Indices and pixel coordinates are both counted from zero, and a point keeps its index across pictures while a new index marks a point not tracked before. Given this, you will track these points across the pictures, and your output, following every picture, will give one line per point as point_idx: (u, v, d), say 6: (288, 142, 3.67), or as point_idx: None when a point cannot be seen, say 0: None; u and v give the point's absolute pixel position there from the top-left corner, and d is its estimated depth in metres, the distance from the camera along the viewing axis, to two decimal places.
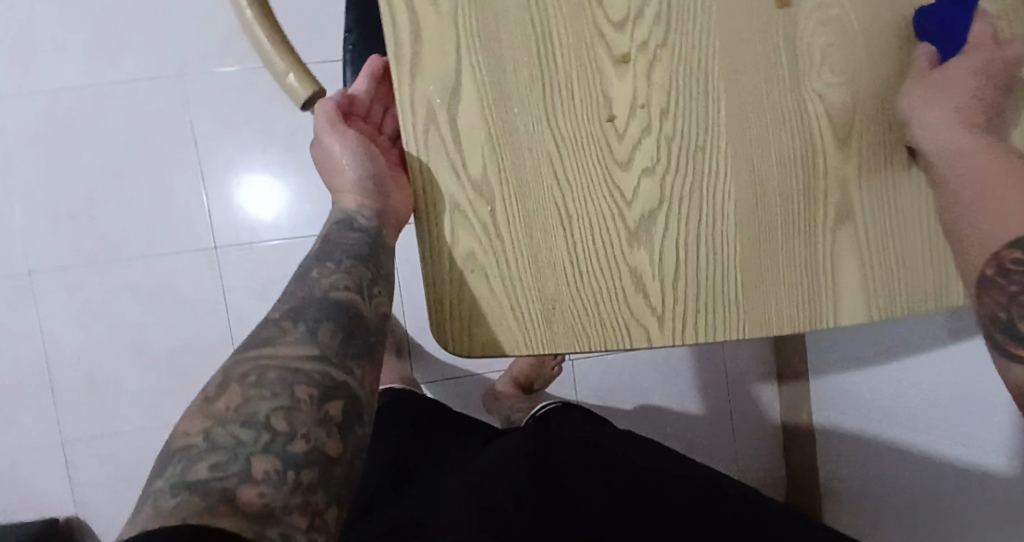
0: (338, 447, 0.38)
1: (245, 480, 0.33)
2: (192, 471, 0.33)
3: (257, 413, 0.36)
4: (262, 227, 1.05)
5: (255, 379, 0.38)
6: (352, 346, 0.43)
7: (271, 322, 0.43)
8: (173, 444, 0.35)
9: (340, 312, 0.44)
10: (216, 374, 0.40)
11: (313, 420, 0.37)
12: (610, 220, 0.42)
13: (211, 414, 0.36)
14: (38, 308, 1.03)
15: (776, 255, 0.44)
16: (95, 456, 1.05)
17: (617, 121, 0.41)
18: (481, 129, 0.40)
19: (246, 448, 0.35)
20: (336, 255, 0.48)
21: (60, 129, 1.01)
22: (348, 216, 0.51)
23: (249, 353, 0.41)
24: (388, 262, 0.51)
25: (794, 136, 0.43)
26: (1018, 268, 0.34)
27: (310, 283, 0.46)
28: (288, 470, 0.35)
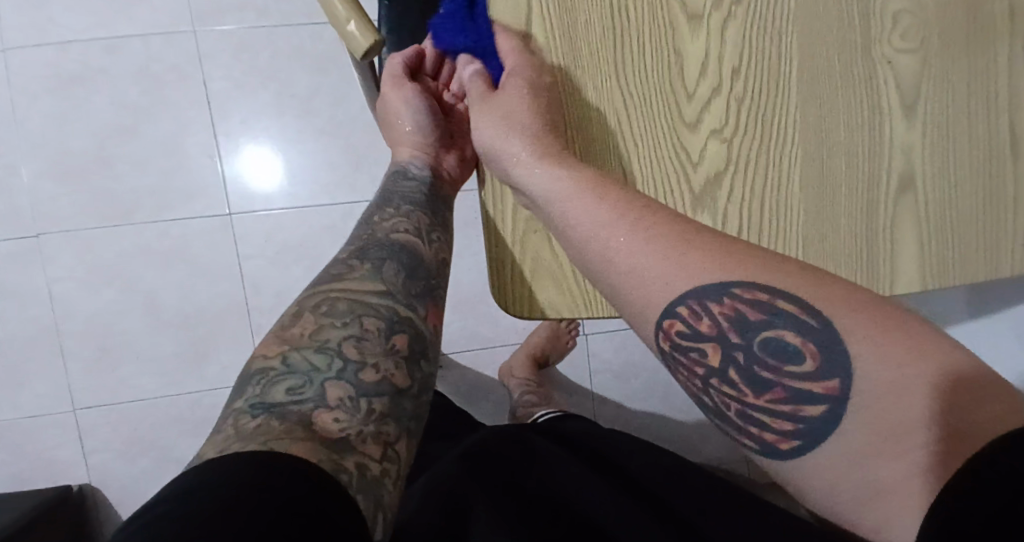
0: (405, 380, 0.39)
1: (321, 405, 0.34)
2: (271, 393, 0.35)
3: (329, 341, 0.38)
4: (275, 192, 1.03)
5: (327, 309, 0.40)
6: (415, 287, 0.45)
7: (339, 261, 0.45)
8: (253, 366, 0.37)
9: (402, 251, 0.46)
10: (291, 304, 0.42)
11: (380, 352, 0.39)
12: (676, 182, 0.41)
13: (288, 339, 0.38)
14: (48, 269, 1.01)
15: (840, 218, 0.43)
16: (107, 422, 1.04)
17: (687, 81, 0.41)
18: (551, 87, 0.40)
19: (321, 374, 0.36)
20: (398, 203, 0.52)
21: (69, 83, 0.98)
22: (401, 166, 0.57)
23: (321, 286, 0.43)
24: (443, 211, 0.55)
25: (862, 102, 0.43)
26: (691, 346, 0.32)
27: (372, 227, 0.49)
28: (360, 398, 0.36)
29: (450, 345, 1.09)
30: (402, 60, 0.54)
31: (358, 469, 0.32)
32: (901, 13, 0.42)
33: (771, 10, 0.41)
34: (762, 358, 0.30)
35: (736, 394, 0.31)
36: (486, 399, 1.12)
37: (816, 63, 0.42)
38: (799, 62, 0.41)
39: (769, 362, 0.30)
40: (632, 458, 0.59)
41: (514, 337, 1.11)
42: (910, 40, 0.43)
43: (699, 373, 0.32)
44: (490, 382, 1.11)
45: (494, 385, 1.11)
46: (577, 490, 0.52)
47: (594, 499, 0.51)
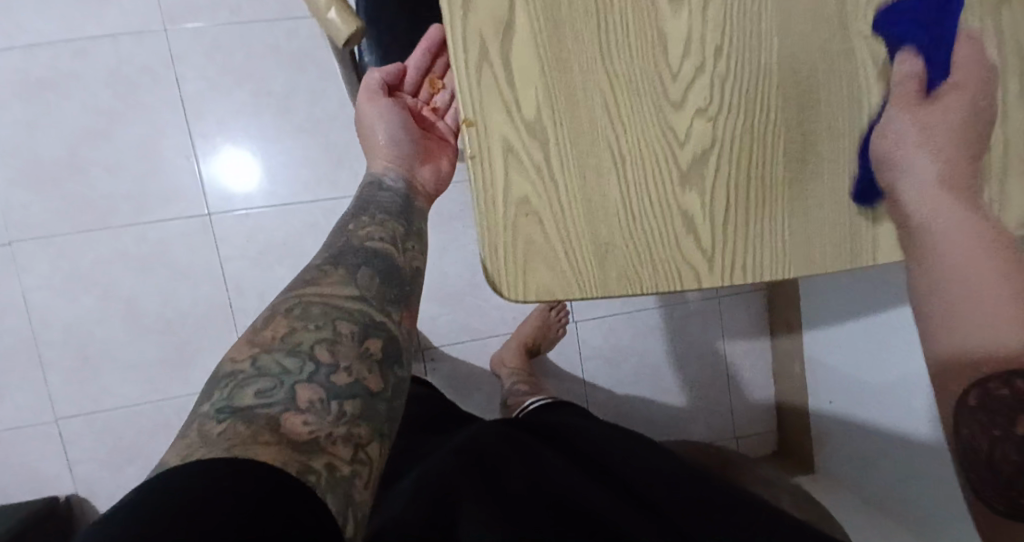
0: (379, 383, 0.38)
1: (291, 408, 0.34)
2: (239, 396, 0.34)
3: (301, 343, 0.37)
4: (254, 191, 1.02)
5: (300, 313, 0.39)
6: (389, 293, 0.44)
7: (312, 267, 0.45)
8: (222, 370, 0.36)
9: (376, 258, 0.46)
10: (263, 310, 0.41)
11: (353, 355, 0.38)
12: (663, 160, 0.42)
13: (258, 342, 0.37)
14: (23, 279, 0.98)
15: (823, 192, 0.44)
16: (92, 432, 1.02)
17: (671, 60, 0.41)
18: (537, 66, 0.40)
19: (291, 377, 0.35)
20: (374, 212, 0.51)
21: (37, 88, 0.95)
22: (377, 181, 0.55)
23: (293, 292, 0.42)
24: (420, 221, 0.54)
25: (842, 75, 0.43)
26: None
27: (347, 235, 0.48)
28: (331, 400, 0.35)
29: (440, 338, 1.09)
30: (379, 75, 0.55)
31: (328, 470, 0.31)
32: None
33: None
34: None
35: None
36: (478, 390, 1.12)
37: (795, 40, 0.42)
38: (779, 40, 0.42)
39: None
40: (625, 455, 0.59)
41: (504, 328, 1.11)
42: None
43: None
44: (481, 374, 1.11)
45: (486, 376, 1.11)
46: (583, 493, 0.52)
47: (599, 501, 0.51)
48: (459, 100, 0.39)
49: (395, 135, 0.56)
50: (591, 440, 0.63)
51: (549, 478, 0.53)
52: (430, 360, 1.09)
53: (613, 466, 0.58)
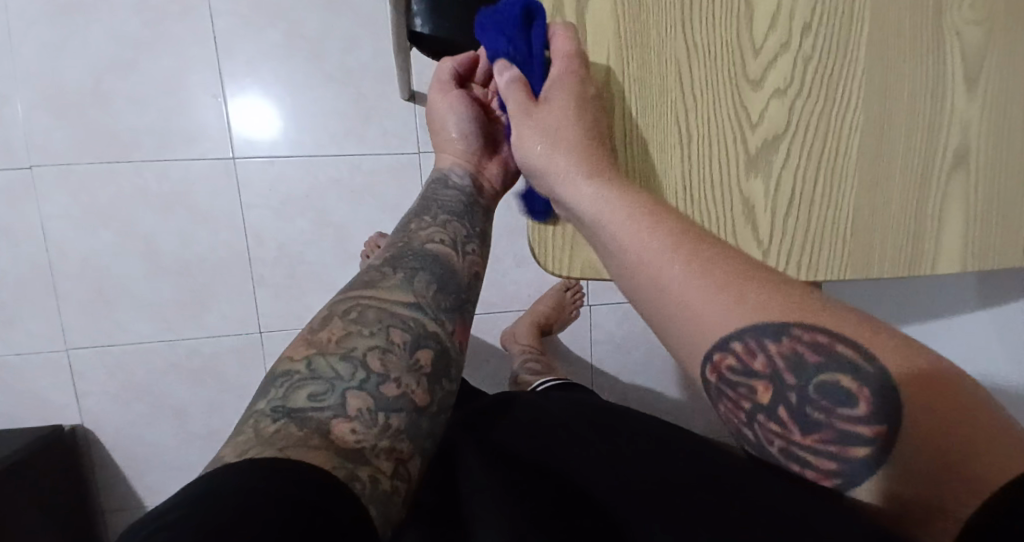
0: (425, 398, 0.40)
1: (341, 414, 0.36)
2: (293, 397, 0.36)
3: (355, 350, 0.39)
4: (280, 139, 0.99)
5: (356, 316, 0.41)
6: (444, 301, 0.45)
7: (373, 267, 0.47)
8: (278, 369, 0.39)
9: (435, 262, 0.47)
10: (322, 307, 0.44)
11: (403, 367, 0.40)
12: (731, 142, 0.39)
13: (314, 342, 0.40)
14: (41, 207, 0.97)
15: (890, 196, 0.42)
16: (101, 366, 1.03)
17: (755, 34, 0.38)
18: (611, 29, 0.37)
19: (343, 382, 0.37)
20: (437, 213, 0.54)
21: (65, 10, 0.92)
22: (444, 174, 0.60)
23: (352, 292, 0.44)
24: (481, 220, 0.56)
25: (928, 70, 0.41)
26: None
27: (410, 235, 0.51)
28: (379, 411, 0.37)
29: None
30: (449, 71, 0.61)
31: (371, 481, 0.33)
32: None
33: None
34: (815, 401, 0.28)
35: (781, 434, 0.29)
36: (487, 363, 1.11)
37: (889, 27, 0.40)
38: (870, 23, 0.39)
39: (823, 405, 0.28)
40: (642, 419, 0.56)
41: (518, 303, 1.09)
42: (980, 10, 0.41)
43: (745, 409, 0.31)
44: (491, 347, 1.11)
45: (496, 350, 1.11)
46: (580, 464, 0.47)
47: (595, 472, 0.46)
48: None
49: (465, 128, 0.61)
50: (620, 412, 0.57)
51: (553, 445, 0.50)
52: None
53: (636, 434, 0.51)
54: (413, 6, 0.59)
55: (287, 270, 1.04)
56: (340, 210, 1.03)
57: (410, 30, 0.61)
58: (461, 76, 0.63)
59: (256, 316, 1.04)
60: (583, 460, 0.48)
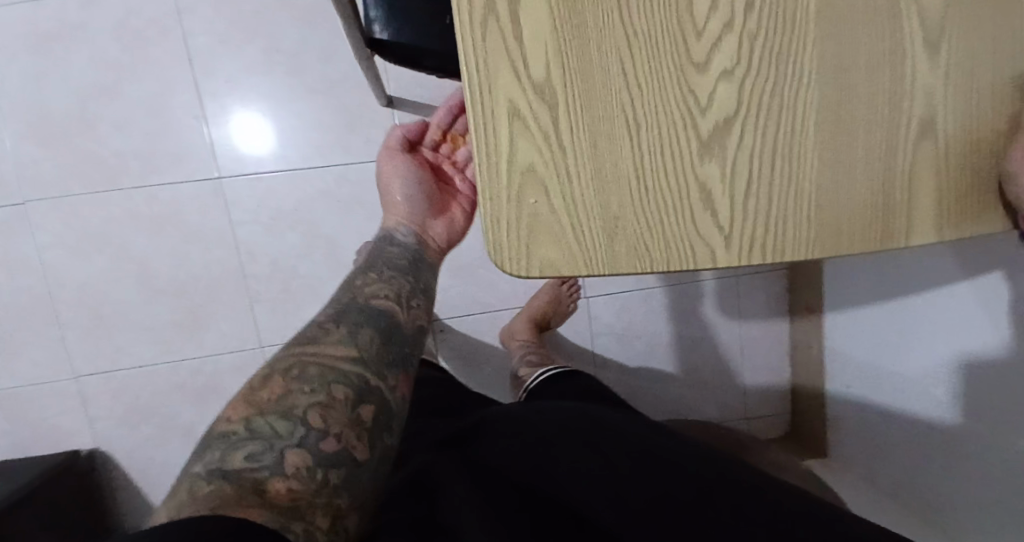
0: (365, 452, 0.45)
1: (277, 473, 0.40)
2: (231, 459, 0.40)
3: (295, 406, 0.44)
4: (265, 156, 1.00)
5: (297, 373, 0.47)
6: (387, 355, 0.52)
7: (316, 324, 0.53)
8: (215, 432, 0.43)
9: (379, 317, 0.55)
10: (264, 367, 0.49)
11: (344, 421, 0.45)
12: (682, 127, 0.38)
13: (255, 403, 0.44)
14: (37, 237, 0.99)
15: (856, 170, 0.40)
16: (109, 390, 1.04)
17: (696, 15, 0.37)
18: (547, 21, 0.36)
19: (281, 440, 0.42)
20: (382, 271, 0.60)
21: (44, 42, 0.94)
22: (389, 232, 0.66)
23: (297, 348, 0.50)
24: (425, 277, 0.63)
25: (884, 36, 0.39)
26: None
27: (355, 291, 0.57)
28: (317, 466, 0.42)
29: (450, 310, 1.08)
30: (399, 136, 0.70)
31: (306, 533, 0.37)
32: None
33: None
34: None
35: None
36: (488, 363, 1.11)
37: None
38: None
39: None
40: (622, 426, 0.56)
41: (514, 301, 1.09)
42: None
43: None
44: (490, 346, 1.10)
45: (495, 348, 1.10)
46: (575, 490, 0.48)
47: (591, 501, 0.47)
48: (462, 57, 0.36)
49: (409, 190, 0.68)
50: (608, 416, 0.58)
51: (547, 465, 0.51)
52: (439, 331, 1.08)
53: (624, 443, 0.52)
54: (371, 14, 0.61)
55: (282, 284, 1.04)
56: (327, 222, 1.03)
57: (370, 37, 0.62)
58: (410, 142, 0.71)
59: (255, 331, 1.05)
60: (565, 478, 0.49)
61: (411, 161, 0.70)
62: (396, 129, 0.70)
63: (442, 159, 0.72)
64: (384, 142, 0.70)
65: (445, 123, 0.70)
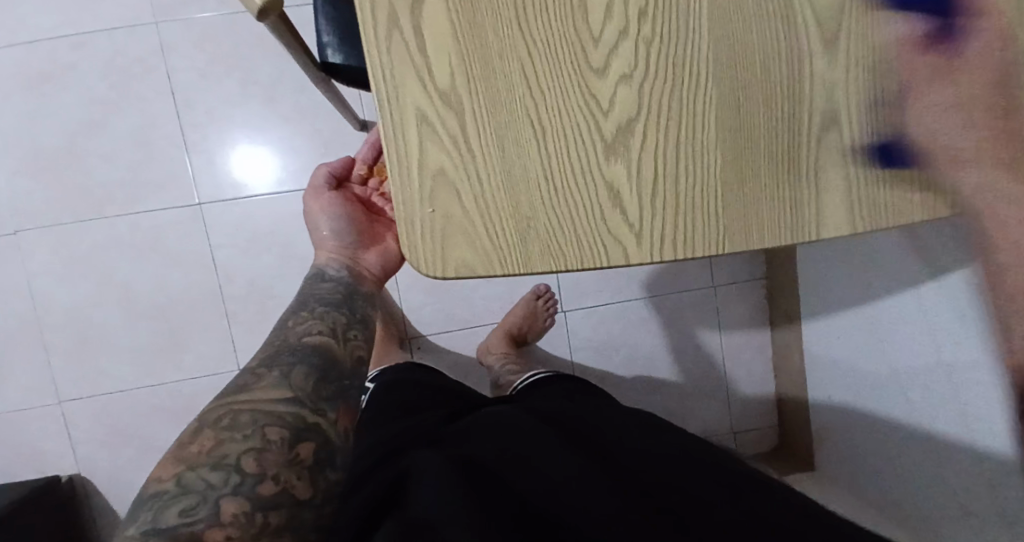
0: (307, 490, 0.45)
1: (214, 523, 0.40)
2: (163, 517, 0.39)
3: (228, 456, 0.44)
4: (244, 182, 1.03)
5: (229, 422, 0.47)
6: (324, 391, 0.53)
7: (248, 371, 0.54)
8: (146, 492, 0.42)
9: (311, 355, 0.56)
10: (192, 422, 0.48)
11: (281, 463, 0.45)
12: (586, 129, 0.40)
13: (184, 458, 0.44)
14: (26, 266, 1.02)
15: (760, 168, 0.41)
16: (93, 414, 1.06)
17: (592, 24, 0.39)
18: (449, 33, 0.39)
19: (215, 491, 0.41)
20: (314, 307, 0.62)
21: (37, 82, 0.99)
22: (321, 269, 0.67)
23: (224, 401, 0.49)
24: (361, 306, 0.65)
25: (779, 37, 0.41)
26: None
27: (288, 333, 0.59)
28: (257, 511, 0.42)
29: (428, 326, 1.09)
30: (323, 174, 0.70)
31: None
32: None
33: None
34: None
35: None
36: (467, 378, 1.12)
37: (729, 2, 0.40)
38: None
39: None
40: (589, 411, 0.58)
41: (491, 317, 1.10)
42: None
43: None
44: (470, 362, 1.11)
45: (474, 363, 1.11)
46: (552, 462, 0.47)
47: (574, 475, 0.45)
48: (371, 70, 0.39)
49: (339, 226, 0.69)
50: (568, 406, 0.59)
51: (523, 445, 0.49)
52: (417, 348, 1.09)
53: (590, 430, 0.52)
54: (324, 39, 0.64)
55: (262, 305, 1.06)
56: (306, 243, 1.05)
57: (323, 61, 0.65)
58: (337, 180, 0.71)
59: (236, 353, 1.07)
60: (554, 474, 0.45)
61: (338, 197, 0.70)
62: (318, 166, 0.70)
63: (371, 193, 0.72)
64: (307, 180, 0.70)
65: (369, 159, 0.72)
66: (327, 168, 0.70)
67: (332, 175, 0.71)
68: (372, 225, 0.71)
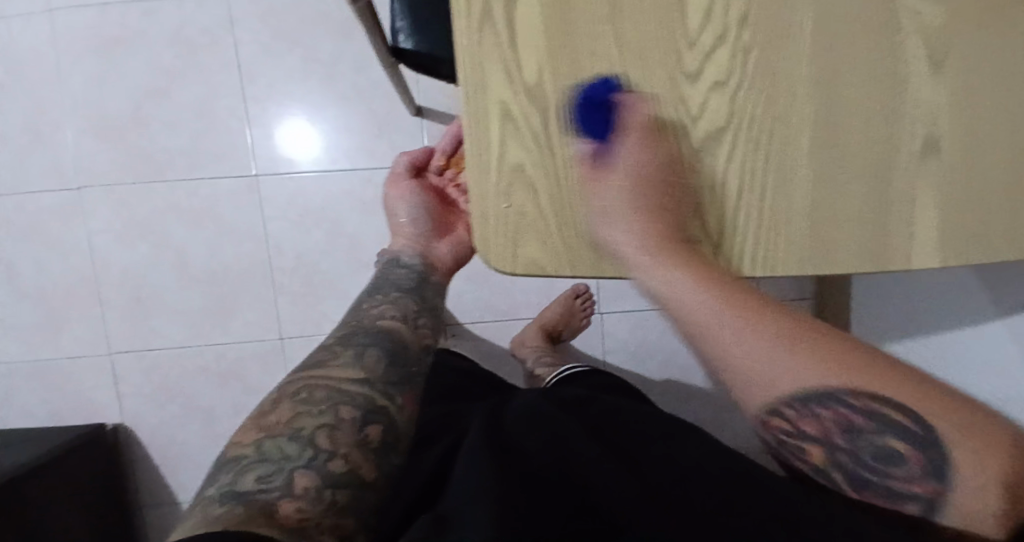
0: (372, 472, 0.46)
1: (286, 494, 0.41)
2: (241, 481, 0.41)
3: (303, 429, 0.45)
4: (297, 157, 1.05)
5: (305, 396, 0.48)
6: (393, 375, 0.54)
7: (325, 347, 0.55)
8: (227, 456, 0.44)
9: (382, 338, 0.56)
10: (271, 392, 0.50)
11: (351, 443, 0.46)
12: (671, 137, 0.39)
13: (264, 427, 0.46)
14: (88, 223, 1.06)
15: (852, 190, 0.39)
16: (139, 370, 1.10)
17: (689, 28, 0.38)
18: (541, 28, 0.38)
19: (290, 463, 0.43)
20: (388, 291, 0.63)
21: (110, 46, 1.02)
22: (396, 254, 0.68)
23: (302, 375, 0.51)
24: (431, 295, 0.65)
25: (885, 53, 0.38)
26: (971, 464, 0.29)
27: (363, 314, 0.60)
28: (325, 487, 0.43)
29: (466, 314, 1.09)
30: (404, 163, 0.71)
31: None
32: None
33: None
34: None
35: None
36: (499, 369, 1.12)
37: (837, 11, 0.38)
38: (815, 8, 0.38)
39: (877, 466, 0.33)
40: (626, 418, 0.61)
41: (529, 310, 1.10)
42: None
43: None
44: (503, 353, 1.11)
45: (507, 356, 1.11)
46: (591, 463, 0.50)
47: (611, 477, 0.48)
48: (459, 59, 0.38)
49: (415, 213, 0.69)
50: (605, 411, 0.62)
51: (563, 443, 0.52)
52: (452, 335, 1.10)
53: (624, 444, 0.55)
54: (398, 24, 0.64)
55: (306, 279, 1.08)
56: (353, 222, 1.07)
57: (394, 46, 0.65)
58: (417, 169, 0.72)
59: (276, 323, 1.09)
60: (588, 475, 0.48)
61: (416, 185, 0.71)
62: (400, 156, 0.72)
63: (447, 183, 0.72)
64: (389, 169, 0.71)
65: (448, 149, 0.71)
66: (409, 158, 0.71)
67: (413, 164, 0.72)
68: (447, 215, 0.71)
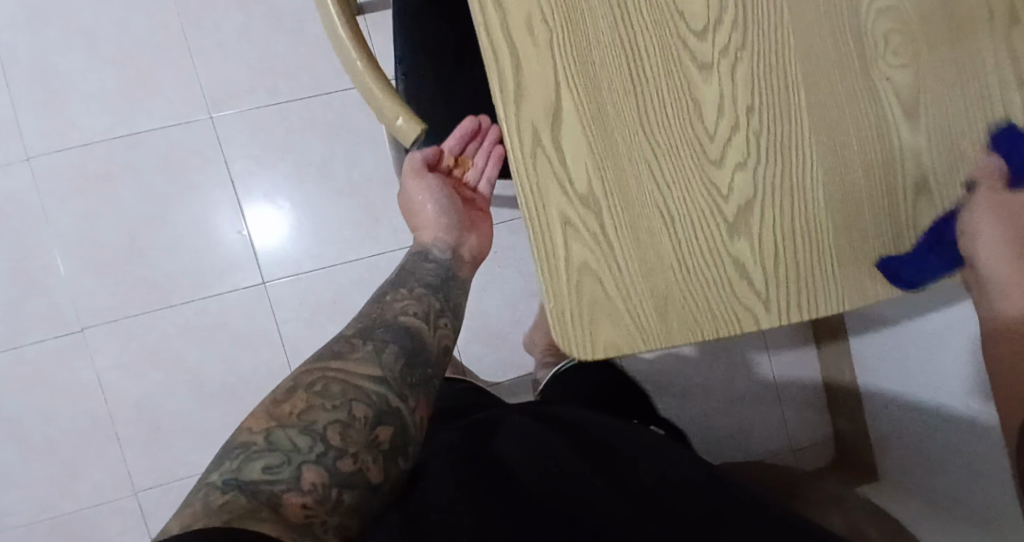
0: (378, 475, 0.46)
1: (294, 488, 0.41)
2: (248, 470, 0.41)
3: (316, 423, 0.45)
4: (298, 255, 1.07)
5: (321, 389, 0.49)
6: (410, 377, 0.54)
7: (345, 338, 0.56)
8: (240, 440, 0.45)
9: (404, 336, 0.57)
10: (285, 382, 0.51)
11: (361, 442, 0.46)
12: (709, 215, 0.45)
13: (277, 415, 0.46)
14: (95, 361, 1.05)
15: (865, 230, 0.45)
16: (164, 502, 1.06)
17: (706, 124, 0.44)
18: (584, 142, 0.43)
19: (299, 456, 0.43)
20: (412, 287, 0.65)
21: (97, 181, 1.04)
22: (423, 247, 0.69)
23: (322, 366, 0.52)
24: (455, 293, 0.66)
25: (868, 115, 0.45)
26: None
27: (387, 307, 0.61)
28: (332, 485, 0.43)
29: (487, 374, 1.10)
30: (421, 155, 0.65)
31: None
32: (891, 34, 0.44)
33: (769, 38, 0.44)
34: None
35: None
36: None
37: (823, 90, 0.45)
38: (804, 94, 0.45)
39: None
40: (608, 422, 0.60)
41: None
42: (904, 56, 0.45)
43: None
44: None
45: None
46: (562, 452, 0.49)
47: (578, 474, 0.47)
48: (517, 182, 0.43)
49: (442, 209, 0.67)
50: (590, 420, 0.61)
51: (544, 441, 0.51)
52: None
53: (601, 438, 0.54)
54: None
55: None
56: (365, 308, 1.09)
57: None
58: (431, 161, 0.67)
59: None
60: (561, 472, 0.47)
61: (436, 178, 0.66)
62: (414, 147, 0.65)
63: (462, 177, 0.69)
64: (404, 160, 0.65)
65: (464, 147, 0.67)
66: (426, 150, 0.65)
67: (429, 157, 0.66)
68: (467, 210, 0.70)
